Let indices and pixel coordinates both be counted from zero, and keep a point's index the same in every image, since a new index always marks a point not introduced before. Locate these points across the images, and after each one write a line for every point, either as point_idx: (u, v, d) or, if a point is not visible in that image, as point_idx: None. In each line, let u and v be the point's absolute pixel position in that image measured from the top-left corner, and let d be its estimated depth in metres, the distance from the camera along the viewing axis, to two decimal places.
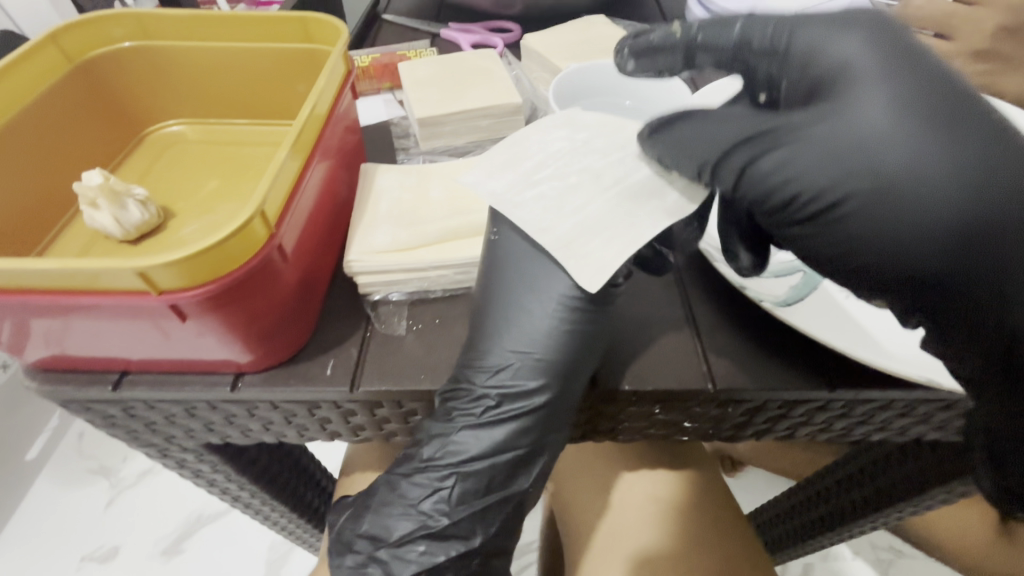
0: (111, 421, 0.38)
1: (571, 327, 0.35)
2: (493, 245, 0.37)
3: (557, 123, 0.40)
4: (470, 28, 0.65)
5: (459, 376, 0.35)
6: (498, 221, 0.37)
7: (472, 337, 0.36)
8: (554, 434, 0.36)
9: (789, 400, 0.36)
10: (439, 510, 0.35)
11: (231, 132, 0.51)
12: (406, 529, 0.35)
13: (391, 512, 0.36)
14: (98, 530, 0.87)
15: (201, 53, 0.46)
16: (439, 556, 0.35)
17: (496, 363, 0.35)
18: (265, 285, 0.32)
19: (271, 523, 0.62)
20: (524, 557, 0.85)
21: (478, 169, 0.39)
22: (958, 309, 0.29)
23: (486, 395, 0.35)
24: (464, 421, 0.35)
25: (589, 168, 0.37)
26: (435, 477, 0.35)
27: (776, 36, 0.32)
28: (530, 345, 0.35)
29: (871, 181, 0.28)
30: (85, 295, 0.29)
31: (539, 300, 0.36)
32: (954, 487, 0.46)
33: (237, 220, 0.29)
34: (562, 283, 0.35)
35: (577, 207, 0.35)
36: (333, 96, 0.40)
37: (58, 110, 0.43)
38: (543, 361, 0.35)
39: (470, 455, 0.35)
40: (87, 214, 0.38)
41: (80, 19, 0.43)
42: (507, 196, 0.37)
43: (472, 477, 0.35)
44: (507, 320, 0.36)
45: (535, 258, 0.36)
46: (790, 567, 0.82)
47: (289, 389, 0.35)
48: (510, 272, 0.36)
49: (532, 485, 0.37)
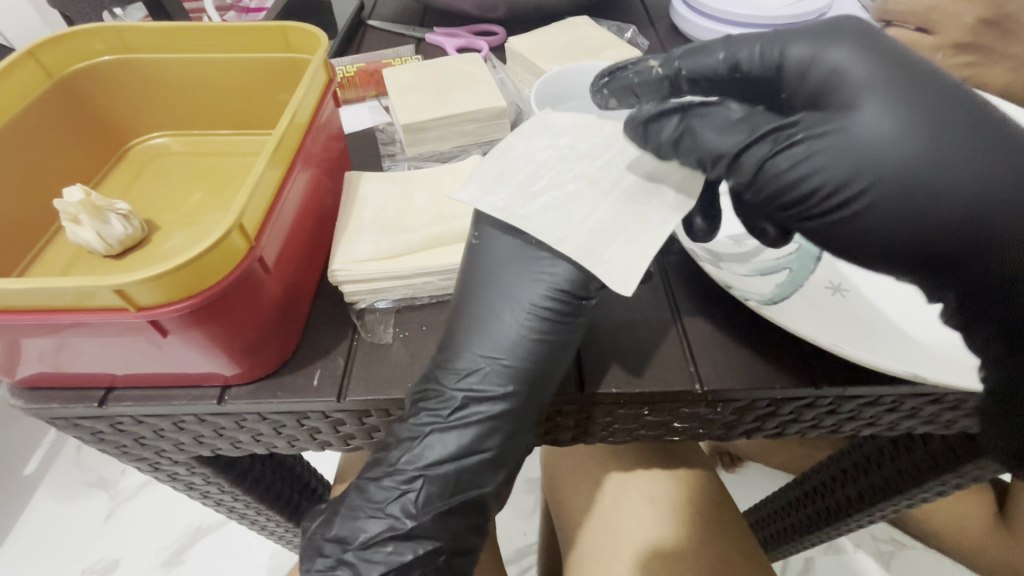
0: (100, 437, 0.38)
1: (539, 336, 0.35)
2: (474, 249, 0.36)
3: (536, 129, 0.38)
4: (455, 32, 0.65)
5: (429, 376, 0.35)
6: (479, 224, 0.37)
7: (445, 338, 0.36)
8: (522, 436, 0.35)
9: (776, 398, 0.36)
10: (406, 513, 0.34)
11: (216, 143, 0.51)
12: (375, 531, 0.34)
13: (358, 514, 0.35)
14: (98, 543, 0.87)
15: (182, 65, 0.46)
16: (407, 556, 0.34)
17: (466, 365, 0.35)
18: (247, 297, 0.32)
19: (269, 533, 0.62)
20: (525, 559, 0.85)
21: (469, 182, 0.36)
22: (978, 303, 0.29)
23: (454, 397, 0.34)
24: (431, 423, 0.35)
25: (585, 173, 0.36)
26: (401, 479, 0.35)
27: (766, 52, 0.32)
28: (498, 351, 0.35)
29: (887, 177, 0.27)
30: (65, 314, 0.29)
31: (509, 305, 0.35)
32: (949, 478, 0.46)
33: (216, 234, 0.29)
34: (534, 292, 0.35)
35: (585, 216, 0.35)
36: (314, 105, 0.40)
37: (38, 127, 0.43)
38: (511, 367, 0.34)
39: (435, 459, 0.35)
40: (70, 230, 0.38)
41: (59, 34, 0.43)
42: (510, 211, 0.35)
43: (438, 480, 0.34)
44: (478, 324, 0.36)
45: (512, 262, 0.36)
46: (791, 563, 0.82)
47: (277, 401, 0.35)
48: (485, 276, 0.36)
49: (497, 487, 0.36)
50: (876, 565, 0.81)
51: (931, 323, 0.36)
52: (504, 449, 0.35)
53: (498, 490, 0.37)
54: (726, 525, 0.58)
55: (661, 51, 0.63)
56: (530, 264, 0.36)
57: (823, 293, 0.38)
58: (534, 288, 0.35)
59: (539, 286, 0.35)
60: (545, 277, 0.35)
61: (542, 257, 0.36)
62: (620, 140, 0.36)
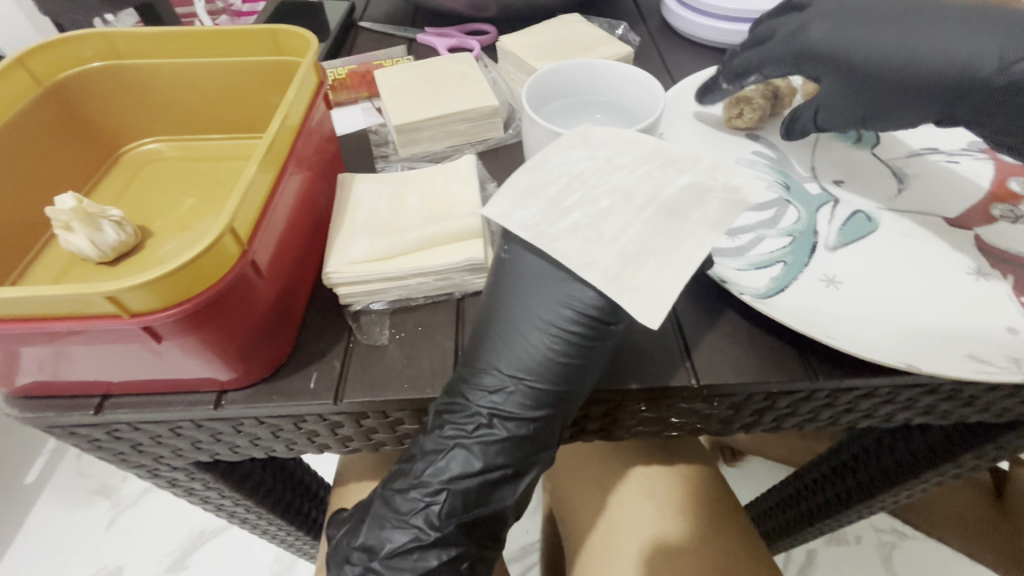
0: (97, 444, 0.38)
1: (563, 358, 0.34)
2: (502, 264, 0.36)
3: (575, 142, 0.36)
4: (446, 32, 0.65)
5: (453, 390, 0.35)
6: (509, 238, 0.36)
7: (470, 353, 0.36)
8: (534, 448, 0.36)
9: (773, 392, 0.36)
10: (429, 525, 0.35)
11: (208, 148, 0.51)
12: (401, 541, 0.35)
13: (385, 524, 0.36)
14: (102, 549, 0.87)
15: (173, 70, 0.46)
16: (432, 562, 0.35)
17: (492, 383, 0.35)
18: (240, 301, 0.32)
19: (272, 537, 0.62)
20: (528, 557, 0.85)
21: (501, 197, 0.35)
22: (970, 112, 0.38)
23: (479, 412, 0.35)
24: (456, 438, 0.35)
25: (622, 186, 0.35)
26: (426, 492, 0.35)
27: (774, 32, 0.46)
28: (524, 370, 0.35)
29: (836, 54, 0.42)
30: (58, 321, 0.29)
31: (533, 325, 0.35)
32: (947, 469, 0.47)
33: (209, 237, 0.29)
34: (556, 312, 0.34)
35: (615, 235, 0.33)
36: (305, 108, 0.40)
37: (29, 135, 0.43)
38: (536, 388, 0.35)
39: (457, 474, 0.35)
40: (61, 237, 0.37)
41: (47, 41, 0.43)
42: (540, 228, 0.34)
43: (460, 494, 0.35)
44: (503, 341, 0.35)
45: (538, 281, 0.35)
46: (793, 556, 0.82)
47: (273, 406, 0.35)
48: (511, 295, 0.35)
49: (517, 500, 0.37)
50: (878, 557, 0.81)
51: (954, 297, 0.36)
52: (522, 464, 0.36)
53: (518, 503, 0.37)
54: (731, 521, 0.58)
55: (652, 47, 0.63)
56: (554, 285, 0.35)
57: (816, 287, 0.37)
58: (557, 310, 0.34)
59: (565, 307, 0.34)
60: (570, 300, 0.34)
61: (562, 279, 0.34)
62: (661, 157, 0.35)
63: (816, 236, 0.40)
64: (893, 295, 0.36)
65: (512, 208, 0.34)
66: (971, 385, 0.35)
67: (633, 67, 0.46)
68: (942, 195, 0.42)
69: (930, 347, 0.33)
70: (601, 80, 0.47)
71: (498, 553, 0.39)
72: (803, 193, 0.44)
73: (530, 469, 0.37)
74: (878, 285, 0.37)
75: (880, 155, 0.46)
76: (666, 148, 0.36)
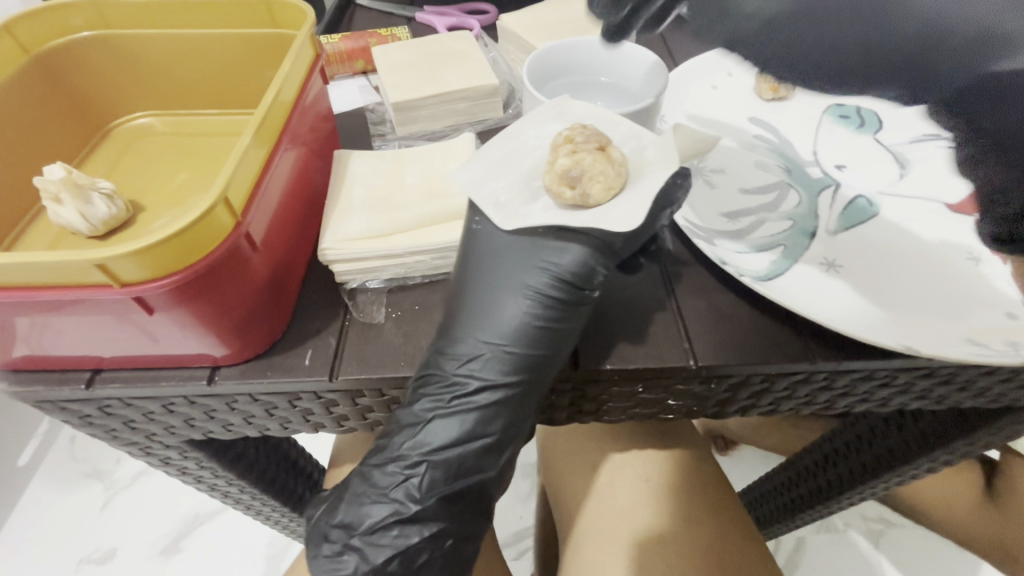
0: (88, 421, 0.37)
1: (543, 322, 0.34)
2: (472, 234, 0.36)
3: (551, 115, 0.39)
4: (446, 10, 0.63)
5: (429, 362, 0.35)
6: (480, 212, 0.36)
7: (447, 322, 0.35)
8: (524, 418, 0.35)
9: (771, 373, 0.35)
10: (410, 497, 0.34)
11: (200, 122, 0.50)
12: (380, 516, 0.35)
13: (364, 500, 0.36)
14: (93, 533, 0.87)
15: (166, 40, 0.46)
16: (413, 538, 0.35)
17: (467, 350, 0.34)
18: (232, 275, 0.31)
19: (265, 519, 0.62)
20: (522, 541, 0.85)
21: (481, 177, 0.37)
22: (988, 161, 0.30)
23: (457, 383, 0.34)
24: (435, 410, 0.34)
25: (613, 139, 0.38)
26: (405, 465, 0.35)
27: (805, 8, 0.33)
28: (501, 336, 0.34)
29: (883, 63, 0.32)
30: (46, 291, 0.28)
31: (511, 289, 0.35)
32: (939, 455, 0.47)
33: (201, 207, 0.28)
34: (531, 275, 0.34)
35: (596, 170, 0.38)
36: (301, 82, 0.39)
37: (18, 104, 0.42)
38: (513, 355, 0.34)
39: (437, 445, 0.34)
40: (50, 210, 0.36)
41: (35, 10, 0.42)
42: (511, 205, 0.36)
43: (441, 465, 0.34)
44: (480, 307, 0.35)
45: (512, 247, 0.35)
46: (783, 543, 0.83)
47: (267, 381, 0.34)
48: (485, 261, 0.35)
49: (499, 471, 0.36)
50: (867, 544, 0.82)
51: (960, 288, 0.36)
52: (507, 432, 0.35)
53: (500, 475, 0.36)
54: (722, 507, 0.58)
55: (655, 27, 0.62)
56: (534, 250, 0.35)
57: (816, 272, 0.37)
58: (536, 273, 0.34)
59: (539, 273, 0.34)
60: (549, 264, 0.34)
61: (541, 244, 0.35)
62: (634, 139, 0.37)
63: (817, 221, 0.41)
64: (893, 285, 0.37)
65: (485, 178, 0.37)
66: (968, 369, 0.35)
67: (636, 43, 0.45)
68: (942, 184, 0.43)
69: (899, 331, 0.33)
70: (608, 56, 0.46)
71: (485, 534, 0.39)
72: (805, 177, 0.44)
73: (517, 436, 0.36)
74: (878, 271, 0.37)
75: (883, 141, 0.46)
76: (639, 132, 0.37)
